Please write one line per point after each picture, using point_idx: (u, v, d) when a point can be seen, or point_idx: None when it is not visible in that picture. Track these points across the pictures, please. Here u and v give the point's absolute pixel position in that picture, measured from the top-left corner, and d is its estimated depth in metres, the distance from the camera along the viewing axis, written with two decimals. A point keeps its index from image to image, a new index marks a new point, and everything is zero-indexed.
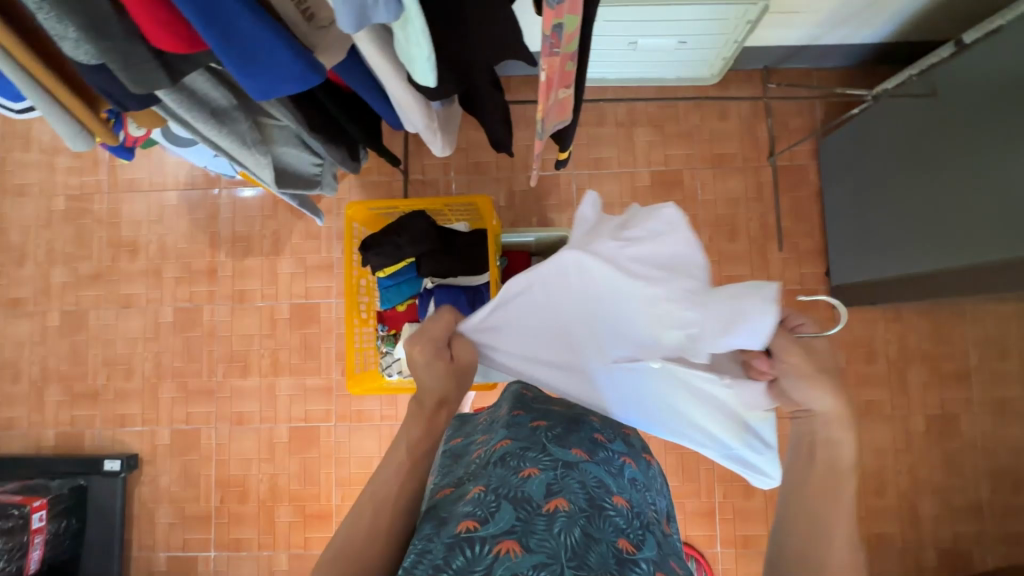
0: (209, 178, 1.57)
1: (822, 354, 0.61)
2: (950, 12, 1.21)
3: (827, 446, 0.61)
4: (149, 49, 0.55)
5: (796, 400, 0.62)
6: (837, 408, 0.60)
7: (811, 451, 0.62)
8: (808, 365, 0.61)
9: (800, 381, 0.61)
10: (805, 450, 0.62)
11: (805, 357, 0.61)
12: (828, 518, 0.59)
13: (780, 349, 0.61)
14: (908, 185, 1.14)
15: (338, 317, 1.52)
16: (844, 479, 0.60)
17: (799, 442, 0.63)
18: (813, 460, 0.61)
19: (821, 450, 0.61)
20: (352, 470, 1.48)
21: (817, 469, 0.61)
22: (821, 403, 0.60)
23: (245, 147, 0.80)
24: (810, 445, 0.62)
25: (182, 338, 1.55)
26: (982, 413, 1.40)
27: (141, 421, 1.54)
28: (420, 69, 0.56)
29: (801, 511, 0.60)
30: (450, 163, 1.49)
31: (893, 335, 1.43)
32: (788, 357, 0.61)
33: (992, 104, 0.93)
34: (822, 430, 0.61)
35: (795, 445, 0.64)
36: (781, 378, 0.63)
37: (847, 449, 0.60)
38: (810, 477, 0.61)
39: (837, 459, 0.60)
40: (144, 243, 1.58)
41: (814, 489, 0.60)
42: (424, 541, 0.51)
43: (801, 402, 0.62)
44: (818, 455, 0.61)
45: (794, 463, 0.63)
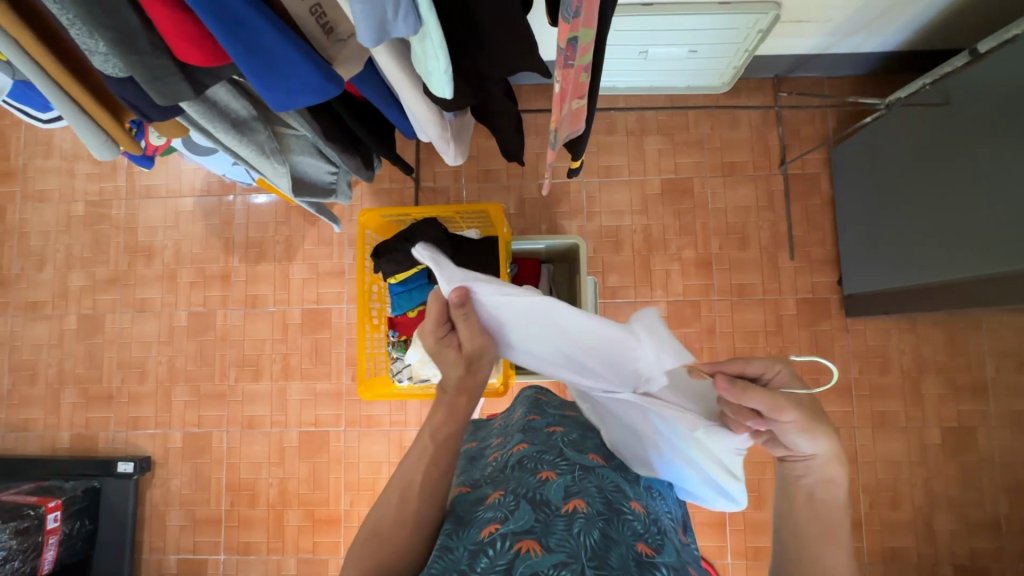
0: (224, 185, 1.60)
1: (809, 399, 0.55)
2: (965, 22, 1.21)
3: (821, 487, 0.57)
4: (175, 62, 0.56)
5: (789, 446, 0.56)
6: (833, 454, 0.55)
7: (809, 500, 0.57)
8: (805, 420, 0.54)
9: (799, 436, 0.54)
10: (802, 490, 0.58)
11: (800, 407, 0.54)
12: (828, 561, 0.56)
13: (772, 407, 0.53)
14: (920, 194, 1.13)
15: (349, 323, 1.53)
16: (840, 514, 0.57)
17: (792, 489, 0.59)
18: (808, 501, 0.58)
19: (820, 489, 0.57)
20: (360, 475, 1.48)
21: (817, 512, 0.57)
22: (817, 447, 0.55)
23: (263, 156, 0.82)
24: (810, 490, 0.57)
25: (196, 342, 1.57)
26: (999, 426, 1.37)
27: (155, 424, 1.56)
28: (438, 81, 0.57)
29: (805, 553, 0.57)
30: (461, 170, 1.50)
31: (908, 346, 1.41)
32: (784, 417, 0.54)
33: (1001, 116, 0.94)
34: (819, 472, 0.56)
35: (788, 492, 0.59)
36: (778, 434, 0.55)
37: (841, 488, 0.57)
38: (812, 525, 0.57)
39: (832, 498, 0.57)
40: (160, 248, 1.61)
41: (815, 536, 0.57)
42: (445, 536, 0.52)
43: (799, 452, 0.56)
44: (819, 504, 0.57)
45: (792, 503, 0.59)
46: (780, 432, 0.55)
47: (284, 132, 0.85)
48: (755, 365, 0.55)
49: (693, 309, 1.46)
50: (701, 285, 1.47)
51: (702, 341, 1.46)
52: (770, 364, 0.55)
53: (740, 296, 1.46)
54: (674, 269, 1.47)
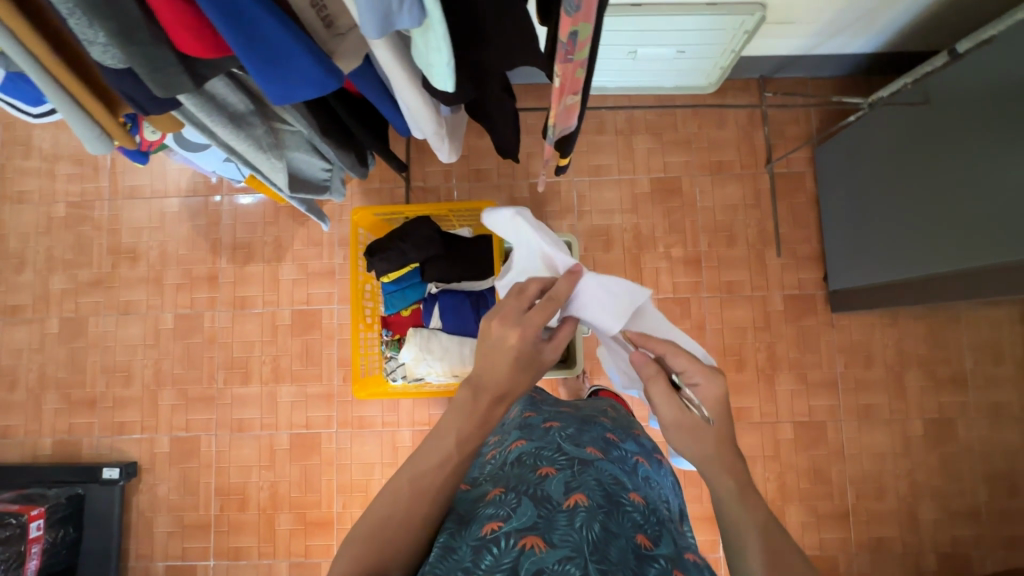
0: (211, 185, 1.58)
1: (697, 420, 0.59)
2: (942, 25, 1.25)
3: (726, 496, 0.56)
4: (175, 53, 0.56)
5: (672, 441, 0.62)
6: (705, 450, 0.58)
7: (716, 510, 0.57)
8: (678, 426, 0.60)
9: (672, 432, 0.61)
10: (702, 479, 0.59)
11: (679, 414, 0.60)
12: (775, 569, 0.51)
13: (656, 391, 0.62)
14: (902, 192, 1.16)
15: (340, 323, 1.52)
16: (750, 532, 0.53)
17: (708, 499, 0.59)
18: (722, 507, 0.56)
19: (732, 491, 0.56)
20: (353, 477, 1.47)
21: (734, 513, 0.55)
22: (691, 453, 0.59)
23: (260, 151, 0.81)
24: (732, 491, 0.56)
25: (182, 345, 1.55)
26: (978, 417, 1.41)
27: (140, 429, 1.53)
28: (439, 75, 0.57)
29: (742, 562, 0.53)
30: (451, 170, 1.50)
31: (891, 340, 1.45)
32: (661, 407, 0.62)
33: (978, 114, 0.97)
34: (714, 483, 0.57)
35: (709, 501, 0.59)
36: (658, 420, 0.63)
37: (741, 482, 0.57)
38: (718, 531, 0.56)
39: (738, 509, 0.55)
40: (144, 250, 1.58)
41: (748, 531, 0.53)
42: (445, 536, 0.52)
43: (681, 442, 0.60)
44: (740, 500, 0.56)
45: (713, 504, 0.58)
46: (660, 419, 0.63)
47: (280, 128, 0.85)
48: (676, 363, 0.63)
49: (682, 306, 1.48)
50: (691, 282, 1.48)
51: (692, 337, 1.48)
52: (690, 370, 0.62)
53: (728, 293, 1.48)
54: (664, 267, 1.49)
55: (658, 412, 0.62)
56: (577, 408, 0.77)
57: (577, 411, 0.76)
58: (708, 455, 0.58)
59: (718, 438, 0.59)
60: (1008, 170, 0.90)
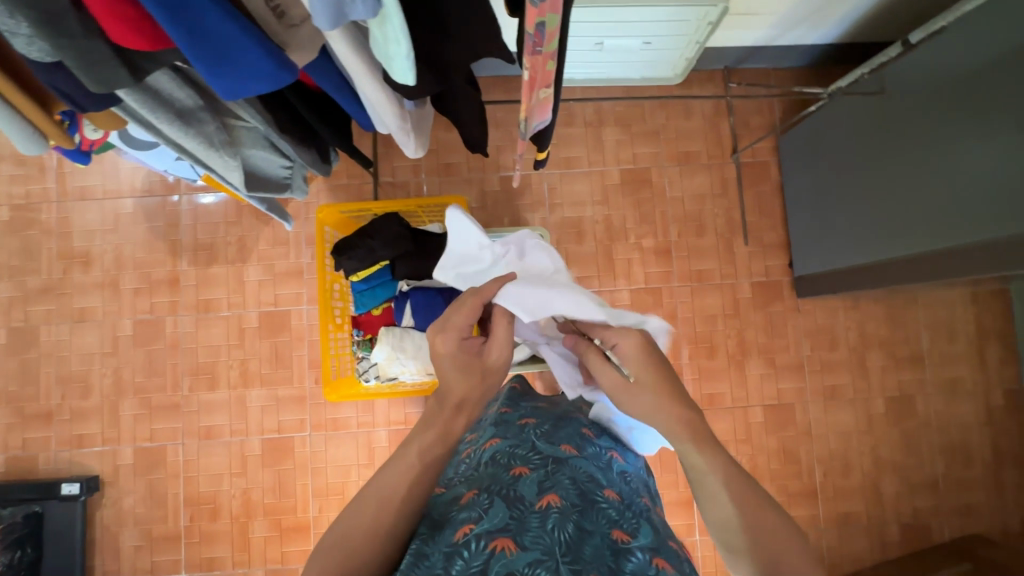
0: (168, 185, 1.51)
1: (636, 378, 0.64)
2: (895, 16, 1.29)
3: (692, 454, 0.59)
4: (110, 46, 0.52)
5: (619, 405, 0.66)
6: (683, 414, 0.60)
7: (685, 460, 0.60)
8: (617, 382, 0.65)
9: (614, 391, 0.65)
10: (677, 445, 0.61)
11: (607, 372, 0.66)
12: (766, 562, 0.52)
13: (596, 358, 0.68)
14: (861, 179, 1.19)
15: (310, 324, 1.48)
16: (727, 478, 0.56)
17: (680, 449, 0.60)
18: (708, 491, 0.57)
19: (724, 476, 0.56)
20: (329, 480, 1.44)
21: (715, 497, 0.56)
22: (635, 406, 0.63)
23: (212, 149, 0.78)
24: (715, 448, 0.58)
25: (143, 352, 1.49)
26: (935, 393, 1.48)
27: (102, 441, 1.46)
28: (399, 67, 0.55)
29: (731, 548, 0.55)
30: (420, 165, 1.47)
31: (853, 323, 1.50)
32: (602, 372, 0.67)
33: (929, 103, 1.00)
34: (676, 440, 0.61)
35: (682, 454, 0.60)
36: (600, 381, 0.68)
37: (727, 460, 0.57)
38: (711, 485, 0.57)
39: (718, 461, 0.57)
40: (98, 254, 1.50)
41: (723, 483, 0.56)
42: (420, 541, 0.52)
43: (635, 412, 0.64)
44: (714, 466, 0.57)
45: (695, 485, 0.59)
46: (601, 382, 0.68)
47: (234, 124, 0.81)
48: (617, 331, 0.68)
49: (655, 296, 1.50)
50: (662, 272, 1.50)
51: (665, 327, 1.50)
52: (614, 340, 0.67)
53: (699, 282, 1.50)
54: (635, 258, 1.50)
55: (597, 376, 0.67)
56: (553, 404, 0.77)
57: (553, 407, 0.76)
58: (653, 410, 0.62)
59: (657, 384, 0.62)
60: (957, 158, 0.94)
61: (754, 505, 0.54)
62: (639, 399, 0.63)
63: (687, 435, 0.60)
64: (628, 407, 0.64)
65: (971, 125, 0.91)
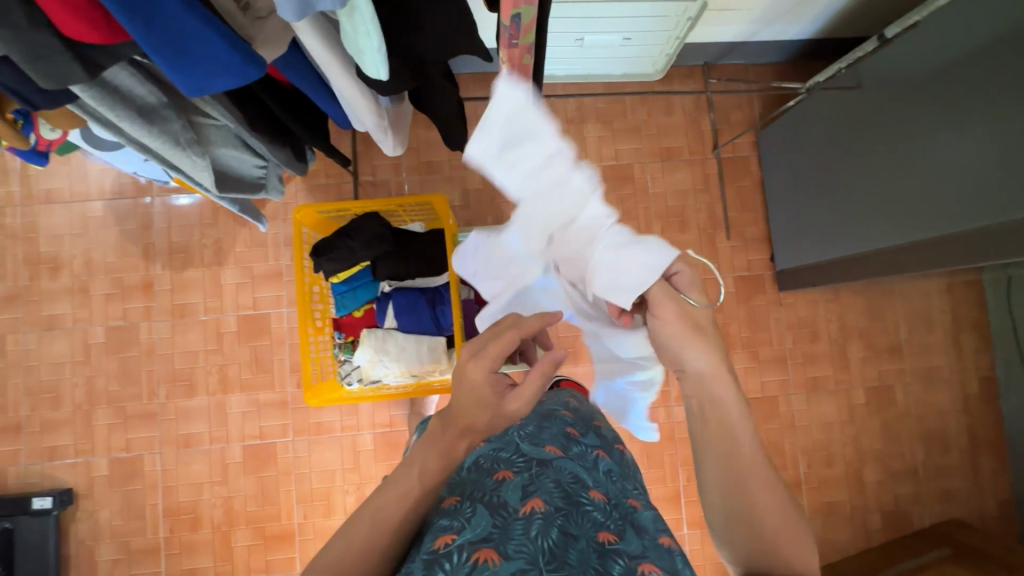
0: (139, 187, 1.46)
1: (695, 310, 0.57)
2: (870, 11, 1.30)
3: (712, 404, 0.56)
4: (61, 40, 0.50)
5: (671, 356, 0.57)
6: (719, 392, 0.55)
7: (702, 412, 0.56)
8: (677, 324, 0.56)
9: (671, 341, 0.56)
10: (696, 411, 0.57)
11: (677, 311, 0.56)
12: (756, 535, 0.53)
13: (654, 298, 0.57)
14: (840, 173, 1.20)
15: (290, 327, 1.45)
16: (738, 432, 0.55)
17: (694, 402, 0.57)
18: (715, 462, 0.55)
19: (741, 457, 0.54)
20: (313, 486, 1.42)
21: (725, 471, 0.55)
22: (695, 359, 0.56)
23: (178, 148, 0.75)
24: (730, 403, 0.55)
25: (117, 359, 1.44)
26: (913, 382, 1.51)
27: (75, 452, 1.42)
28: (370, 61, 0.53)
29: (717, 510, 0.56)
30: (400, 163, 1.45)
31: (834, 315, 1.52)
32: (660, 314, 0.56)
33: (909, 96, 1.00)
34: (700, 391, 0.56)
35: (693, 409, 0.57)
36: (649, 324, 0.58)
37: (744, 439, 0.55)
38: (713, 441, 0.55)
39: (728, 416, 0.55)
40: (67, 259, 1.45)
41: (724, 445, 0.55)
42: (406, 563, 0.49)
43: (677, 359, 0.57)
44: (719, 421, 0.55)
45: (696, 448, 0.57)
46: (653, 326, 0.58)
47: (201, 122, 0.79)
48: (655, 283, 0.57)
49: None
50: None
51: None
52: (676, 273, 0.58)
53: None
54: None
55: (656, 312, 0.56)
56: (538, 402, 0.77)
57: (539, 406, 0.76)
58: (710, 356, 0.55)
59: (705, 326, 0.56)
60: (935, 152, 0.95)
61: (756, 465, 0.54)
62: (699, 341, 0.56)
63: (703, 389, 0.56)
64: (681, 348, 0.56)
65: (949, 118, 0.92)
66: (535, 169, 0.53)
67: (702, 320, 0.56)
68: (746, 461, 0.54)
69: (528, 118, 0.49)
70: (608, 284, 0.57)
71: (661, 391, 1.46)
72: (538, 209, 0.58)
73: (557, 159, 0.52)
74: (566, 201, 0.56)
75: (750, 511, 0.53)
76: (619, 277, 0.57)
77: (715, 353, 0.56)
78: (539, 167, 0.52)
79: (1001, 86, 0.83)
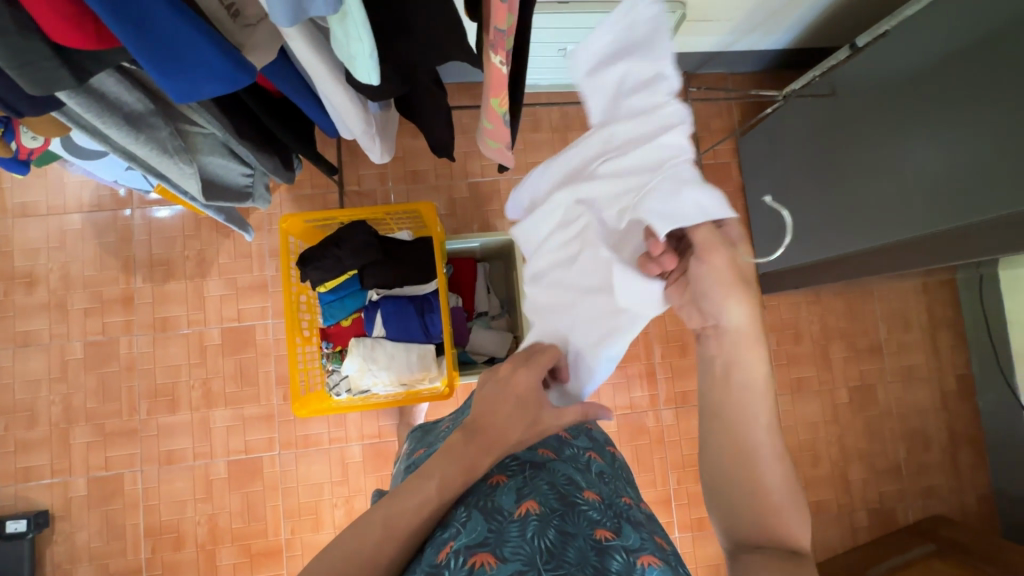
0: (119, 199, 1.44)
1: (746, 265, 0.52)
2: (842, 22, 1.35)
3: (738, 365, 0.51)
4: (49, 45, 0.49)
5: (704, 308, 0.52)
6: (750, 354, 0.51)
7: (726, 373, 0.51)
8: (728, 273, 0.51)
9: (717, 288, 0.51)
10: (719, 372, 0.52)
11: (731, 262, 0.51)
12: (762, 511, 0.50)
13: (704, 246, 0.51)
14: (816, 177, 1.23)
15: (276, 339, 1.43)
16: (762, 399, 0.51)
17: (712, 362, 0.52)
18: (726, 428, 0.51)
19: (765, 425, 0.51)
20: (301, 500, 1.39)
21: (741, 441, 0.50)
22: (735, 312, 0.51)
23: (166, 155, 0.75)
24: (763, 366, 0.51)
25: (96, 375, 1.40)
26: (893, 381, 1.54)
27: (51, 472, 1.37)
28: (362, 67, 0.54)
29: (719, 481, 0.52)
30: (386, 172, 1.45)
31: (816, 316, 1.55)
32: (709, 259, 0.51)
33: (881, 102, 1.04)
34: (731, 348, 0.51)
35: (707, 369, 0.53)
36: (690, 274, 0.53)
37: (767, 404, 0.51)
38: (731, 404, 0.51)
39: (754, 380, 0.51)
40: (43, 273, 1.42)
41: (745, 413, 0.51)
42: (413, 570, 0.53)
43: (716, 311, 0.51)
44: (748, 385, 0.51)
45: (709, 414, 0.53)
46: (696, 276, 0.52)
47: (189, 130, 0.78)
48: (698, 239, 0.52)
49: None
50: None
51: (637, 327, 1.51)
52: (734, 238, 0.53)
53: None
54: None
55: (703, 258, 0.51)
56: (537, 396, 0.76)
57: None
58: (754, 312, 0.51)
59: (751, 282, 0.52)
60: (926, 148, 0.94)
61: (773, 438, 0.51)
62: (743, 292, 0.51)
63: (738, 347, 0.51)
64: (723, 300, 0.51)
65: (934, 118, 0.92)
66: (637, 86, 0.56)
67: (749, 273, 0.52)
68: (763, 432, 0.50)
69: (651, 31, 0.54)
70: (662, 208, 0.53)
71: (649, 395, 1.47)
72: (622, 121, 0.57)
73: (662, 82, 0.54)
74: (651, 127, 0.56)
75: (756, 486, 0.50)
76: (674, 202, 0.52)
77: (756, 310, 0.51)
78: (642, 84, 0.56)
79: (987, 88, 0.84)
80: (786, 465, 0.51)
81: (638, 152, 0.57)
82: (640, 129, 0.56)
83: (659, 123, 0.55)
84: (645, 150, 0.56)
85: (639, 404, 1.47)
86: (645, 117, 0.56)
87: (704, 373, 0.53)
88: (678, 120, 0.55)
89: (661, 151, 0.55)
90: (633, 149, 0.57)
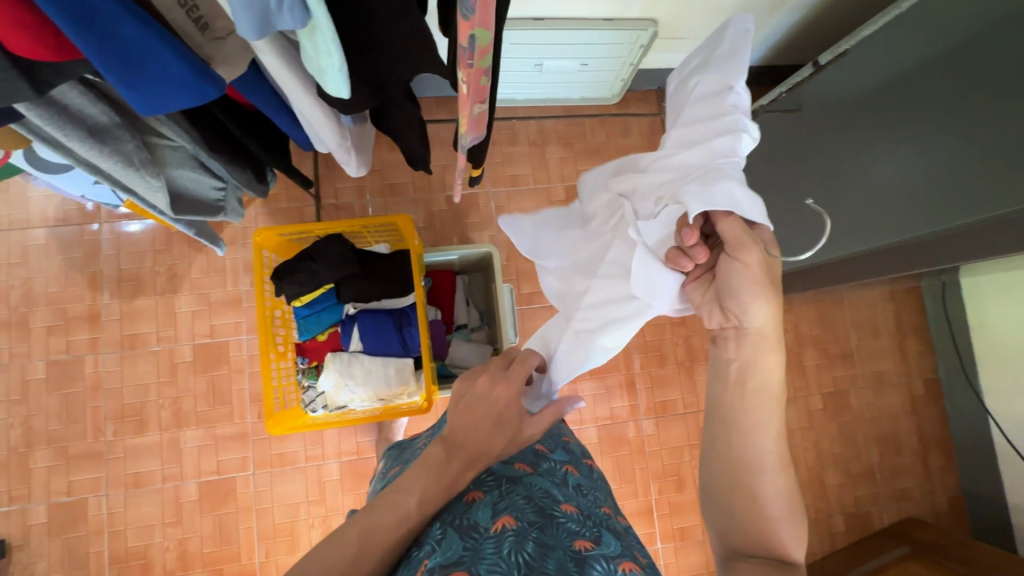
0: (85, 213, 1.40)
1: (776, 263, 0.54)
2: (806, 40, 1.41)
3: (752, 369, 0.54)
4: (6, 57, 0.48)
5: (731, 304, 0.54)
6: (766, 360, 0.53)
7: (741, 380, 0.54)
8: (760, 274, 0.53)
9: (748, 287, 0.52)
10: (734, 377, 0.55)
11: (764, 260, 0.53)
12: (761, 518, 0.54)
13: (736, 242, 0.53)
14: (779, 189, 1.25)
15: (250, 355, 1.40)
16: (769, 406, 0.54)
17: (725, 367, 0.55)
18: (728, 446, 0.55)
19: (772, 431, 0.54)
20: (276, 521, 1.35)
21: (748, 448, 0.54)
22: (759, 313, 0.53)
23: (132, 168, 0.73)
24: (775, 371, 0.54)
25: (59, 397, 1.35)
26: (865, 387, 1.58)
27: (8, 500, 1.31)
28: (332, 80, 0.55)
29: (719, 491, 0.56)
30: (364, 185, 1.44)
31: (789, 325, 1.58)
32: (744, 258, 0.53)
33: (846, 117, 1.08)
34: (750, 351, 0.54)
35: (717, 373, 0.56)
36: (721, 267, 0.55)
37: (774, 411, 0.54)
38: (742, 410, 0.54)
39: (766, 385, 0.54)
40: (3, 290, 1.36)
41: (752, 421, 0.54)
42: None
43: (741, 312, 0.53)
44: (760, 392, 0.54)
45: (719, 419, 0.56)
46: (729, 272, 0.54)
47: (156, 143, 0.77)
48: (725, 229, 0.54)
49: None
50: None
51: None
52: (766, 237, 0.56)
53: None
54: None
55: (737, 253, 0.53)
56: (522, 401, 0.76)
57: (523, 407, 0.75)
58: (776, 314, 0.53)
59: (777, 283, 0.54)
60: (892, 160, 0.96)
61: (775, 447, 0.54)
62: (770, 294, 0.53)
63: (757, 353, 0.54)
64: (750, 299, 0.53)
65: (895, 133, 0.96)
66: (705, 96, 0.63)
67: (777, 274, 0.54)
68: (768, 440, 0.54)
69: (731, 49, 0.61)
70: (700, 190, 0.57)
71: (630, 406, 1.48)
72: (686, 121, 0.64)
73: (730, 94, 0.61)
74: (712, 131, 0.62)
75: (755, 493, 0.54)
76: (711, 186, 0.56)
77: (777, 315, 0.53)
78: (711, 94, 0.62)
79: (946, 105, 0.88)
80: (786, 474, 0.54)
81: (694, 147, 0.63)
82: (698, 129, 0.63)
83: (717, 126, 0.61)
84: (701, 147, 0.62)
85: (619, 414, 1.47)
86: (707, 119, 0.62)
87: (716, 376, 0.56)
88: (736, 130, 0.60)
89: (713, 149, 0.61)
90: (690, 145, 0.64)
